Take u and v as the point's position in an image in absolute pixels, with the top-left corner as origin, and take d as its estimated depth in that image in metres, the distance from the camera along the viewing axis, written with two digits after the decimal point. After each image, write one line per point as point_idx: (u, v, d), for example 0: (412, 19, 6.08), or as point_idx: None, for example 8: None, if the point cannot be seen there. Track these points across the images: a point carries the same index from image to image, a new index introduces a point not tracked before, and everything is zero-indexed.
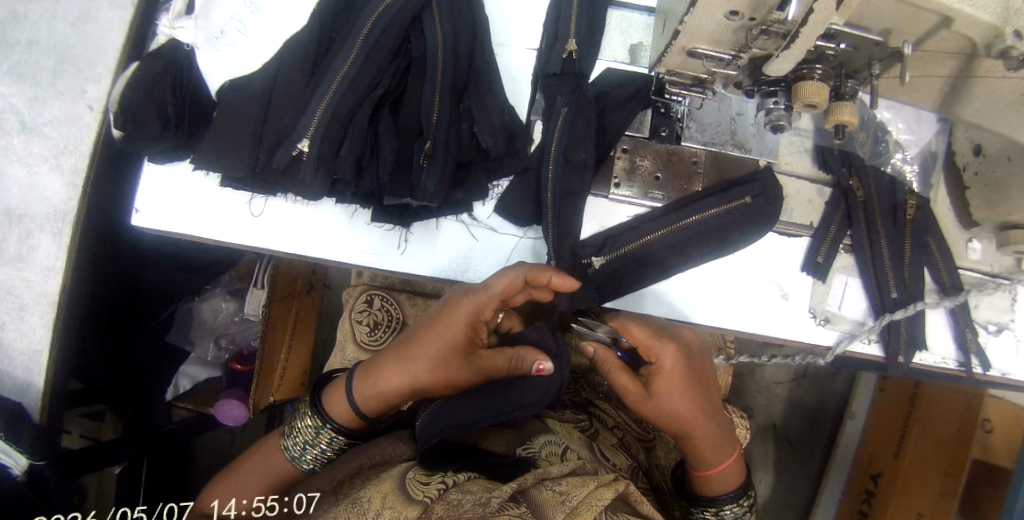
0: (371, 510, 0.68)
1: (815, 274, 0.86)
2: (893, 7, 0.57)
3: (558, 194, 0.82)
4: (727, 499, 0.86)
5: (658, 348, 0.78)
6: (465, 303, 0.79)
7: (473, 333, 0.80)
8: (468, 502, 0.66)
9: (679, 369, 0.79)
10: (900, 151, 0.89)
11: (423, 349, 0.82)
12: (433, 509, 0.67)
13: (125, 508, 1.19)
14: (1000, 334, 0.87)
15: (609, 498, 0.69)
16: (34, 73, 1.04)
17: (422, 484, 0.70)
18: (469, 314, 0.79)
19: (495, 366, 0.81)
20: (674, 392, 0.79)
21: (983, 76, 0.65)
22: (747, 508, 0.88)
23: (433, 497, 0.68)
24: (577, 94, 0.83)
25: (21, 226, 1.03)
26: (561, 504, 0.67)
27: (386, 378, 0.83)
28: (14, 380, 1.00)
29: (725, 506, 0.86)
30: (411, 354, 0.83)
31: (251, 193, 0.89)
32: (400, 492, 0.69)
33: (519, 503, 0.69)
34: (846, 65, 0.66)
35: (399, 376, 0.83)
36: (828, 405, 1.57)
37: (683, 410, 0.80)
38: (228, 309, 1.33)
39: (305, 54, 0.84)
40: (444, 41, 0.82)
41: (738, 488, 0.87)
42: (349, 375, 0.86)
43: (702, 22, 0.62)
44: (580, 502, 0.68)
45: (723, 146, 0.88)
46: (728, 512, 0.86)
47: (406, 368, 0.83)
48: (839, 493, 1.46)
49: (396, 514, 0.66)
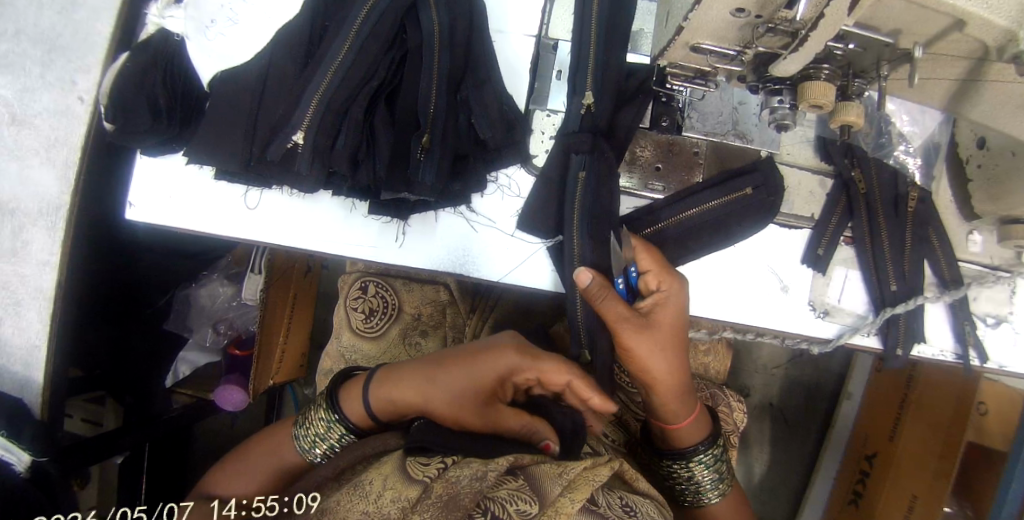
0: (373, 492, 0.68)
1: (815, 266, 0.86)
2: (903, 9, 0.55)
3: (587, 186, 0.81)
4: (692, 451, 0.84)
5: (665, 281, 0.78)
6: (509, 356, 0.80)
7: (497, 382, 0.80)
8: (465, 478, 0.66)
9: (671, 329, 0.78)
10: (904, 143, 0.87)
11: (449, 380, 0.80)
12: (432, 488, 0.66)
13: (126, 508, 1.24)
14: (998, 326, 0.88)
15: (604, 476, 0.71)
16: (21, 62, 1.01)
17: (422, 466, 0.70)
18: (506, 368, 0.80)
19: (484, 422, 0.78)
20: (669, 339, 0.78)
21: (994, 79, 0.64)
22: (718, 458, 0.86)
23: (433, 476, 0.68)
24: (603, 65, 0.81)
25: (13, 219, 1.02)
26: (560, 476, 0.68)
27: (405, 393, 0.82)
28: (13, 375, 1.01)
29: (699, 455, 0.84)
30: (436, 381, 0.81)
31: (246, 186, 0.87)
32: (400, 472, 0.70)
33: (518, 478, 0.70)
34: (853, 65, 0.64)
35: (415, 394, 0.82)
36: (824, 386, 1.59)
37: (666, 361, 0.78)
38: (225, 293, 1.33)
39: (299, 43, 0.82)
40: (441, 29, 0.80)
41: (708, 438, 0.85)
42: (371, 374, 0.84)
43: (707, 20, 0.60)
44: (577, 477, 0.69)
45: (725, 136, 0.87)
46: (702, 460, 0.85)
47: (427, 394, 0.80)
48: (834, 472, 1.49)
49: (397, 494, 0.67)
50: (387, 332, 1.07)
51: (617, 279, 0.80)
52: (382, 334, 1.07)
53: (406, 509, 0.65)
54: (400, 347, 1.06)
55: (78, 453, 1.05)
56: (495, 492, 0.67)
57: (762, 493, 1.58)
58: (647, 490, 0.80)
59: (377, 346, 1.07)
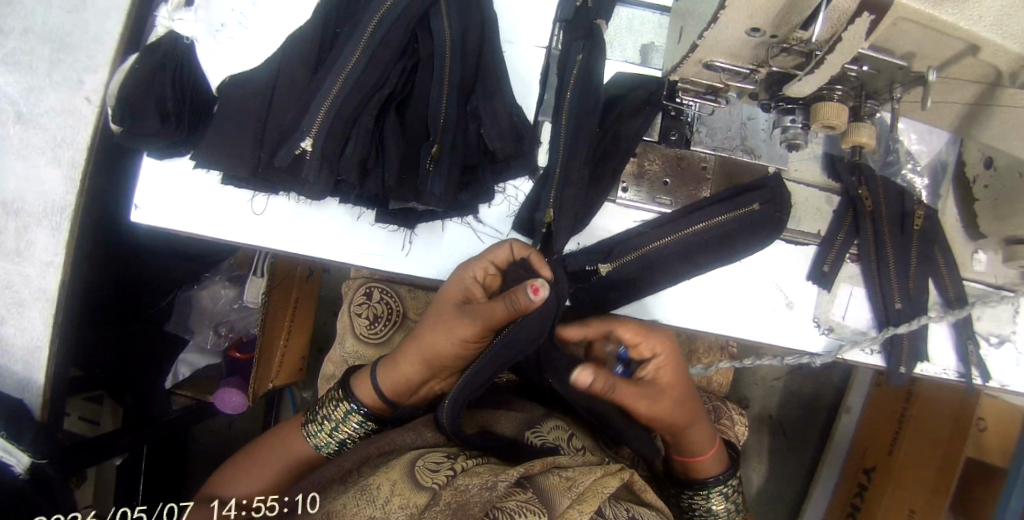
0: (381, 497, 0.68)
1: (820, 283, 0.86)
2: (917, 34, 0.55)
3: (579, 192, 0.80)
4: (714, 482, 0.86)
5: (647, 344, 0.76)
6: (456, 275, 0.81)
7: (471, 294, 0.80)
8: (474, 487, 0.67)
9: (675, 385, 0.78)
10: (911, 161, 0.88)
11: (426, 329, 0.80)
12: (441, 495, 0.67)
13: (125, 508, 1.25)
14: (1001, 346, 0.88)
15: (614, 487, 0.70)
16: (30, 61, 1.00)
17: (431, 471, 0.71)
18: (458, 281, 0.80)
19: (492, 309, 0.74)
20: (676, 392, 0.78)
21: (1004, 103, 0.64)
22: (732, 492, 0.87)
23: (441, 484, 0.69)
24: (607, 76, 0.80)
25: (18, 219, 1.01)
26: (569, 490, 0.68)
27: (403, 359, 0.82)
28: (14, 376, 1.00)
29: (713, 488, 0.86)
30: (419, 338, 0.81)
31: (253, 192, 0.87)
32: (410, 479, 0.70)
33: (525, 489, 0.70)
34: (866, 86, 0.65)
35: (414, 347, 0.82)
36: (823, 398, 1.59)
37: (681, 410, 0.79)
38: (227, 295, 1.33)
39: (309, 49, 0.82)
40: (452, 38, 0.80)
41: (725, 472, 0.87)
42: (376, 363, 0.86)
43: (721, 38, 0.61)
44: (586, 488, 0.69)
45: (734, 152, 0.87)
46: (716, 494, 0.86)
47: (416, 348, 0.81)
48: (832, 486, 1.49)
49: (405, 501, 0.67)
50: (390, 338, 1.07)
51: (618, 368, 0.82)
52: (385, 341, 1.07)
53: (415, 515, 0.65)
54: None
55: (76, 455, 1.04)
56: (504, 502, 0.67)
57: (760, 506, 1.58)
58: (656, 502, 0.79)
59: (380, 352, 1.06)
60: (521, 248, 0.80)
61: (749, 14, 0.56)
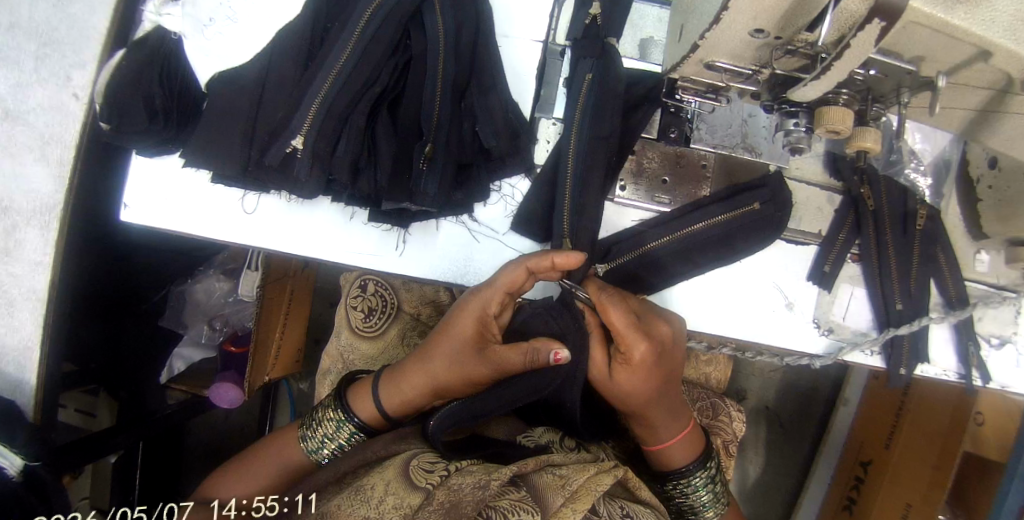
0: (375, 497, 0.68)
1: (821, 283, 0.85)
2: (928, 38, 0.53)
3: (575, 187, 0.79)
4: (686, 471, 0.83)
5: (630, 339, 0.73)
6: (470, 307, 0.77)
7: (487, 327, 0.78)
8: (468, 487, 0.66)
9: (649, 358, 0.74)
10: (915, 161, 0.87)
11: (438, 357, 0.81)
12: (435, 495, 0.67)
13: (125, 507, 1.26)
14: (1001, 347, 0.88)
15: (607, 484, 0.70)
16: (14, 57, 0.98)
17: (425, 472, 0.71)
18: (474, 315, 0.77)
19: (510, 360, 0.76)
20: (645, 381, 0.76)
21: (1014, 109, 0.62)
22: (712, 478, 0.85)
23: (436, 484, 0.68)
24: (604, 76, 0.80)
25: (6, 218, 0.99)
26: (562, 488, 0.68)
27: (411, 380, 0.82)
28: (5, 377, 0.99)
29: (693, 475, 0.83)
30: (431, 368, 0.81)
31: (244, 191, 0.85)
32: (403, 478, 0.70)
33: (519, 488, 0.69)
34: (872, 90, 0.63)
35: (425, 376, 0.82)
36: (820, 390, 1.59)
37: (652, 383, 0.76)
38: (221, 288, 1.30)
39: (300, 45, 0.79)
40: (446, 36, 0.78)
41: (699, 457, 0.84)
42: (377, 374, 0.85)
43: (724, 39, 0.59)
44: (580, 487, 0.68)
45: (733, 149, 0.85)
46: (697, 479, 0.83)
47: (427, 375, 0.82)
48: (829, 477, 1.49)
49: (399, 500, 0.67)
50: (385, 331, 1.05)
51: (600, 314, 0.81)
52: (380, 333, 1.05)
53: (407, 515, 0.65)
54: (399, 348, 1.04)
55: (70, 455, 1.03)
56: (496, 501, 0.66)
57: (756, 496, 1.59)
58: (649, 498, 0.79)
59: (374, 345, 1.05)
60: (536, 265, 0.73)
61: (753, 15, 0.54)
